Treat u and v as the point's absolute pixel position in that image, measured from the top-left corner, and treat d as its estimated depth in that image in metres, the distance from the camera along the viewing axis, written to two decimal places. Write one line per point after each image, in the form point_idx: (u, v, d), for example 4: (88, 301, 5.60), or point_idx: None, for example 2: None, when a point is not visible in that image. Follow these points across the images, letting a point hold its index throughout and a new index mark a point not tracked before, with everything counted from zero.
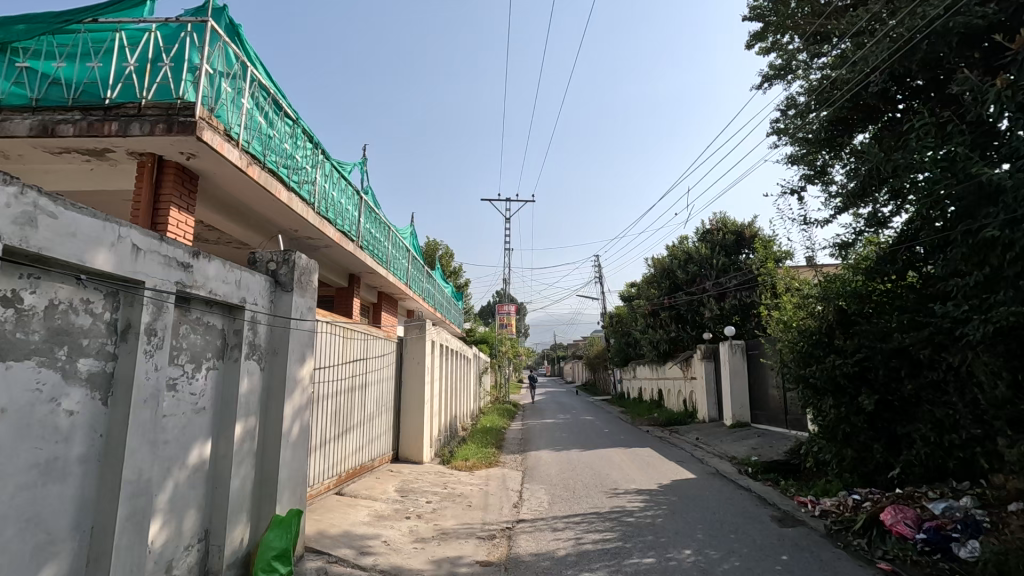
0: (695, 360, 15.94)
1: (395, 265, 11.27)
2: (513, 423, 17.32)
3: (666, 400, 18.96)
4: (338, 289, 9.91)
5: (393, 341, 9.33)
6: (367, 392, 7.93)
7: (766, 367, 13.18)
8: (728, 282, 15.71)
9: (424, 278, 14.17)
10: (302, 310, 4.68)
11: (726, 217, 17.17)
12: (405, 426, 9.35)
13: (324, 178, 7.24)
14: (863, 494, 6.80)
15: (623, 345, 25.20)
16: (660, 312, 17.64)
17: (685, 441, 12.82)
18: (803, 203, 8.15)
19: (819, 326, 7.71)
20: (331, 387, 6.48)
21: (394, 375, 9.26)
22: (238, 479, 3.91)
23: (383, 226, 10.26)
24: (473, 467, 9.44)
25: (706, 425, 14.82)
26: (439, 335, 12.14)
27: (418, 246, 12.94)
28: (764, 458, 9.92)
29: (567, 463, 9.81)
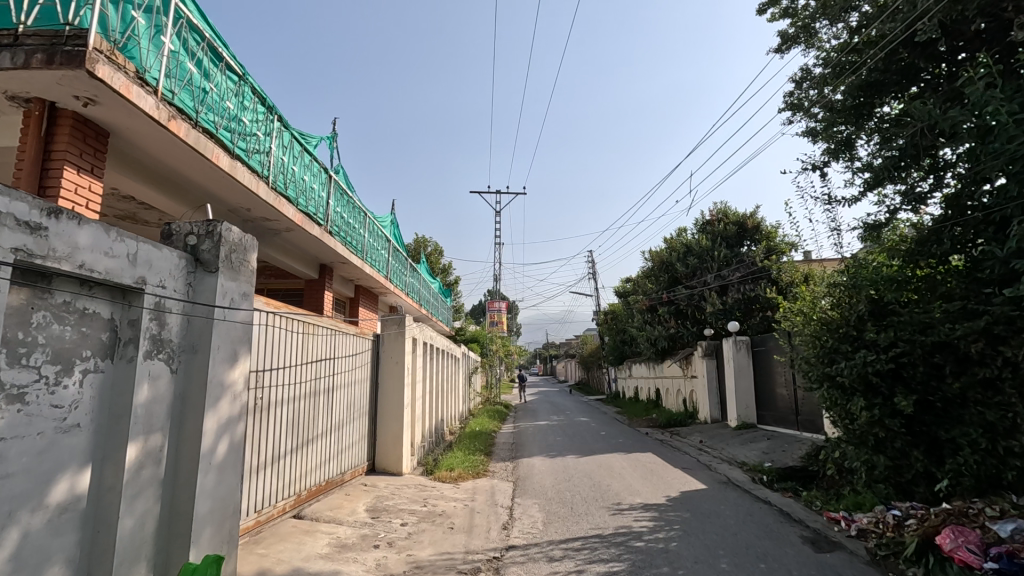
0: (696, 358, 15.10)
1: (374, 256, 10.31)
2: (504, 426, 16.37)
3: (665, 400, 18.12)
4: (307, 281, 8.92)
5: (367, 339, 8.37)
6: (334, 396, 6.95)
7: (774, 365, 12.33)
8: (731, 275, 14.86)
9: (407, 272, 13.20)
10: (233, 296, 3.71)
11: (726, 207, 16.36)
12: (382, 434, 8.37)
13: (282, 150, 6.26)
14: (903, 509, 5.92)
15: (619, 343, 24.34)
16: (658, 307, 16.78)
17: (689, 445, 11.93)
18: (825, 180, 7.29)
19: (846, 317, 6.86)
20: (286, 392, 5.49)
21: (369, 377, 8.28)
22: (134, 518, 2.95)
23: (359, 212, 9.29)
24: (458, 477, 8.49)
25: (709, 426, 13.97)
26: (422, 332, 11.16)
27: (400, 236, 11.98)
28: (778, 465, 9.05)
29: (564, 472, 8.89)
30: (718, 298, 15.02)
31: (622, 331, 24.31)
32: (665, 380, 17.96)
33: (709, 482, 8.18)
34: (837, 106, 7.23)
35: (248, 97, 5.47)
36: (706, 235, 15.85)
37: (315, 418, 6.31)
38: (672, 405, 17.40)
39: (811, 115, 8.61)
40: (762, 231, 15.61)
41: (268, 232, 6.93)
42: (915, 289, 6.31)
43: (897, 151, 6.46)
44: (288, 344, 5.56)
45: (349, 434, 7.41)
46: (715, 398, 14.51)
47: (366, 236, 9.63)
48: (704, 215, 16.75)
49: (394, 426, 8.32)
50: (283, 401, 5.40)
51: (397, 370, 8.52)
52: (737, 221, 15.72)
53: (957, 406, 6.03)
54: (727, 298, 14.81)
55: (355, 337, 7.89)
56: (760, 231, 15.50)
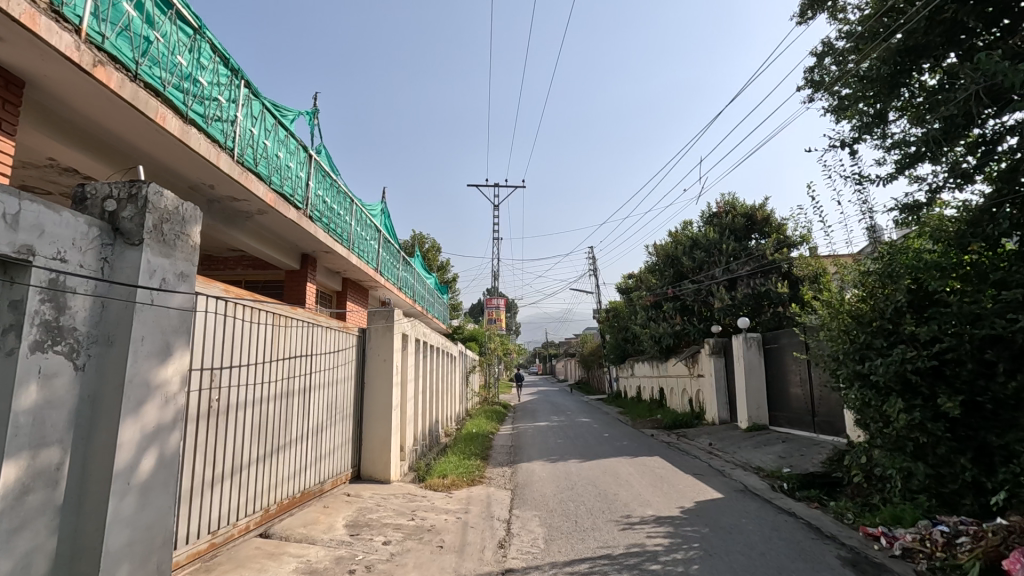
0: (704, 356, 14.44)
1: (362, 247, 9.61)
2: (502, 428, 15.67)
3: (669, 400, 17.46)
4: (287, 273, 8.22)
5: (352, 334, 7.67)
6: (312, 398, 6.25)
7: (789, 363, 11.66)
8: (740, 269, 14.19)
9: (399, 265, 12.51)
10: (165, 276, 3.02)
11: (734, 199, 15.71)
12: (368, 438, 7.68)
13: (251, 120, 5.57)
14: (951, 524, 5.23)
15: (621, 341, 23.66)
16: (663, 303, 16.10)
17: (698, 448, 11.24)
18: (854, 158, 6.62)
19: (880, 309, 6.18)
20: (250, 393, 4.81)
21: (353, 376, 7.59)
22: (15, 559, 2.26)
23: (344, 198, 8.60)
24: (451, 485, 7.81)
25: (718, 427, 13.31)
26: (415, 329, 10.46)
27: (391, 227, 11.29)
28: (799, 471, 8.36)
29: (566, 479, 8.19)
30: (727, 293, 14.32)
31: (624, 329, 23.61)
32: (670, 380, 17.29)
33: (726, 490, 7.48)
34: (868, 77, 6.57)
35: (206, 55, 4.77)
36: (713, 228, 15.18)
37: (289, 421, 5.63)
38: (677, 405, 16.73)
39: (835, 91, 7.92)
40: (772, 224, 14.95)
41: (239, 215, 6.24)
42: (961, 276, 5.65)
43: (939, 123, 5.81)
44: (254, 339, 4.87)
45: (330, 439, 6.73)
46: (723, 398, 13.83)
47: (352, 225, 8.94)
48: (711, 207, 16.10)
49: (381, 429, 7.64)
50: (246, 404, 4.71)
51: (385, 368, 7.83)
52: (745, 213, 15.06)
53: (1010, 408, 5.38)
54: (736, 294, 14.12)
55: (338, 332, 7.20)
56: (770, 224, 14.85)
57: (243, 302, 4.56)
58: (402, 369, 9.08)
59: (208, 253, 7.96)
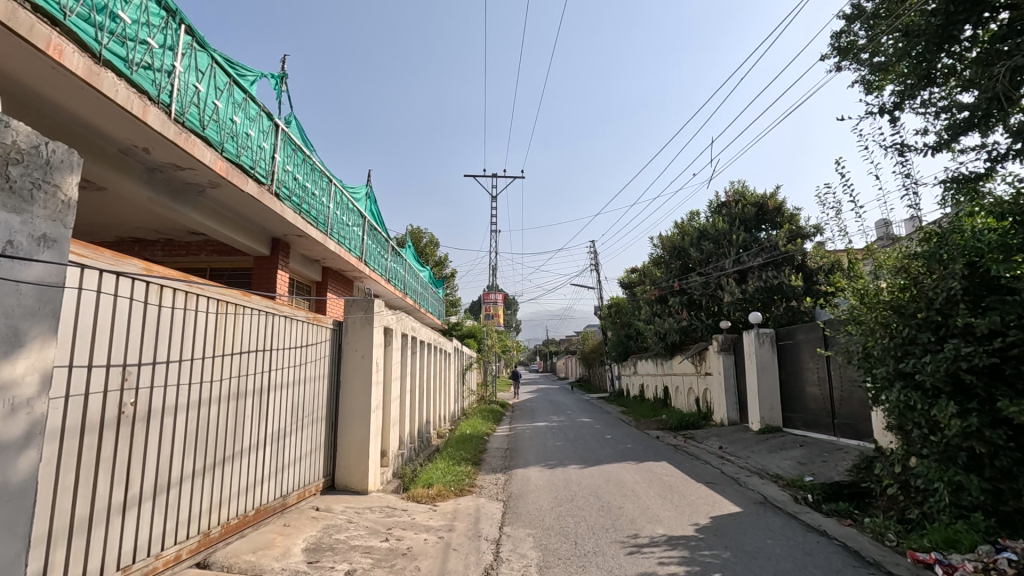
0: (712, 354, 13.64)
1: (344, 234, 8.80)
2: (499, 428, 14.87)
3: (674, 399, 16.65)
4: (256, 259, 7.41)
5: (327, 328, 6.87)
6: (272, 399, 5.47)
7: (806, 362, 10.85)
8: (752, 261, 13.36)
9: (387, 255, 11.70)
10: (13, 238, 2.21)
11: (744, 188, 14.89)
12: (344, 443, 6.89)
13: (196, 73, 4.76)
14: (1019, 550, 4.42)
15: (623, 338, 22.85)
16: (669, 297, 15.25)
17: (707, 452, 10.42)
18: (897, 125, 5.79)
19: (927, 298, 5.37)
20: (181, 396, 4.02)
21: (326, 374, 6.80)
22: None
23: (321, 176, 7.78)
24: (437, 495, 7.01)
25: (727, 429, 12.52)
26: (402, 323, 9.66)
27: (378, 213, 10.48)
28: (822, 479, 7.55)
29: (565, 489, 7.38)
30: (736, 286, 13.43)
31: (626, 326, 22.79)
32: (675, 378, 16.49)
33: (744, 503, 6.67)
34: (915, 31, 5.73)
35: None
36: (722, 217, 14.34)
37: (240, 427, 4.84)
38: (683, 405, 15.91)
39: (870, 55, 7.09)
40: (784, 213, 14.14)
41: (191, 190, 5.45)
42: None
43: (996, 82, 5.02)
44: (188, 330, 4.08)
45: (296, 446, 5.93)
46: (733, 398, 13.06)
47: (331, 208, 8.13)
48: (719, 197, 15.28)
49: (359, 433, 6.85)
50: (176, 409, 3.93)
51: (363, 365, 7.04)
52: (756, 202, 14.24)
53: None
54: (746, 287, 13.27)
55: (309, 325, 6.40)
56: (782, 214, 14.05)
57: (164, 282, 3.77)
58: (385, 367, 8.27)
59: (168, 237, 7.16)
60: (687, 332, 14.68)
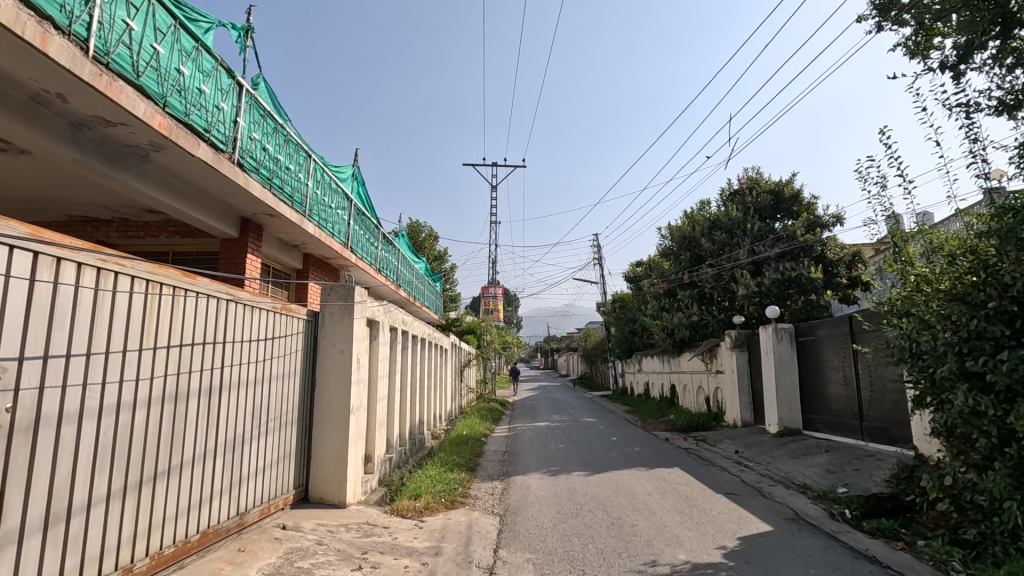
0: (725, 351, 12.83)
1: (325, 216, 7.97)
2: (497, 429, 14.03)
3: (683, 398, 15.82)
4: (222, 242, 6.59)
5: (301, 319, 6.07)
6: (225, 401, 4.67)
7: (831, 360, 10.00)
8: (768, 251, 12.47)
9: (377, 242, 10.87)
10: None
11: (758, 175, 14.02)
12: (319, 449, 6.09)
13: (125, 8, 3.94)
14: None
15: (627, 334, 21.99)
16: (678, 290, 14.37)
17: (722, 457, 9.60)
18: (959, 82, 4.95)
19: (999, 284, 4.55)
20: (86, 399, 3.25)
21: (298, 371, 5.99)
22: None
23: (296, 150, 6.95)
24: (425, 508, 6.21)
25: (741, 431, 11.70)
26: (392, 315, 8.84)
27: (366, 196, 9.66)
28: (858, 492, 6.72)
29: (569, 502, 6.56)
30: (751, 278, 12.54)
31: (630, 322, 21.90)
32: (683, 376, 15.66)
33: (775, 520, 5.85)
34: None
35: None
36: (736, 205, 13.44)
37: (177, 437, 4.05)
38: (692, 405, 15.08)
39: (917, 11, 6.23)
40: (801, 202, 13.30)
41: (132, 155, 4.65)
42: None
43: None
44: (93, 319, 3.29)
45: (257, 456, 5.15)
46: (746, 397, 12.33)
47: (310, 186, 7.31)
48: (731, 185, 14.44)
49: (336, 439, 6.04)
50: (73, 417, 3.14)
51: (341, 361, 6.23)
52: (772, 189, 13.37)
53: None
54: (762, 279, 12.40)
55: (278, 315, 5.60)
56: (798, 202, 13.21)
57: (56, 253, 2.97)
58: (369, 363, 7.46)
59: (124, 216, 6.37)
60: (697, 327, 13.79)
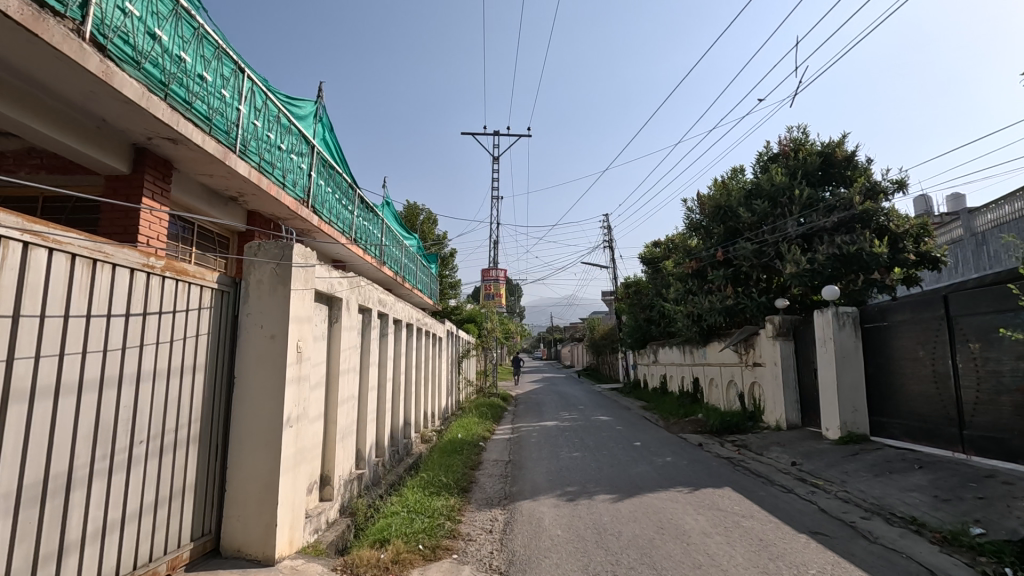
0: (767, 341, 11.04)
1: (270, 158, 6.00)
2: (498, 429, 12.12)
3: (711, 395, 13.96)
4: (107, 181, 4.63)
5: (213, 288, 4.13)
6: (37, 418, 2.72)
7: (914, 351, 8.04)
8: (823, 221, 10.43)
9: (352, 206, 8.90)
10: None
11: (804, 135, 11.96)
12: (236, 477, 4.19)
13: None
14: None
15: (643, 322, 19.99)
16: (708, 270, 12.35)
17: (778, 471, 7.70)
18: None
19: None
20: None
21: (207, 363, 4.06)
22: None
23: (219, 55, 4.99)
24: (394, 561, 4.31)
25: (789, 435, 9.82)
26: (365, 293, 6.90)
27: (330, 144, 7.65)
28: (1003, 534, 4.78)
29: (598, 549, 4.66)
30: (801, 254, 10.53)
31: (647, 309, 19.86)
32: (713, 370, 13.79)
33: None
34: None
35: None
36: (780, 168, 11.39)
37: None
38: (723, 402, 13.23)
39: None
40: (856, 165, 11.28)
41: None
42: None
43: None
44: None
45: (117, 502, 3.21)
46: (792, 394, 10.53)
47: (242, 110, 5.33)
48: (770, 148, 12.43)
49: (261, 461, 4.16)
50: None
51: (270, 347, 4.31)
52: (822, 149, 11.36)
53: None
54: (814, 255, 10.39)
55: (171, 280, 3.67)
56: (853, 166, 11.20)
57: None
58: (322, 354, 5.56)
59: None
60: (732, 312, 11.81)
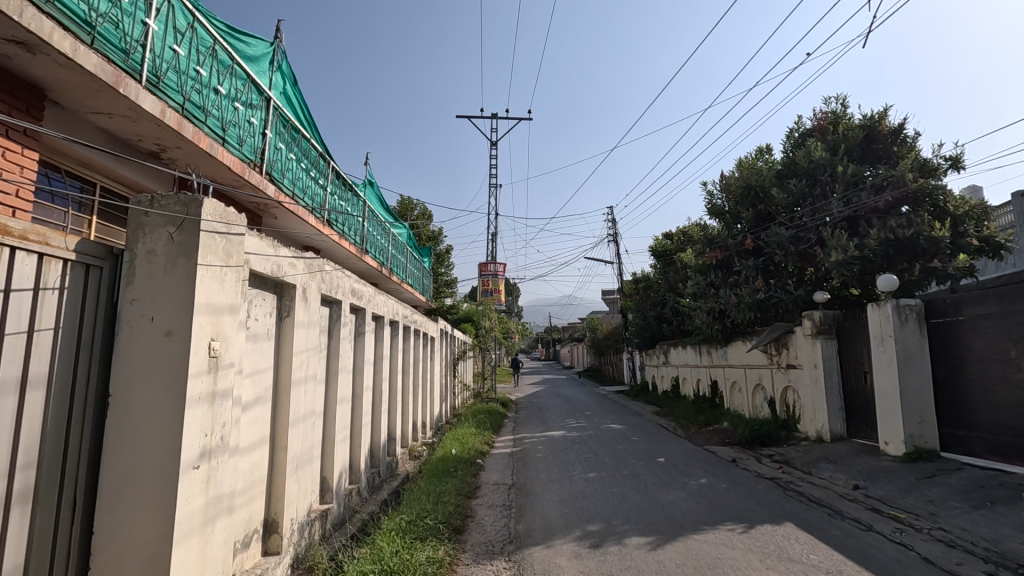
0: (805, 340, 9.66)
1: (199, 100, 4.55)
2: (498, 441, 10.71)
3: (734, 400, 12.59)
4: None
5: (70, 259, 2.69)
6: None
7: (1002, 351, 6.66)
8: (872, 201, 9.05)
9: (324, 180, 7.46)
10: None
11: (843, 107, 10.56)
12: (107, 549, 2.76)
13: None
14: None
15: (653, 320, 18.61)
16: (735, 259, 10.96)
17: (841, 499, 6.30)
18: None
19: None
20: None
21: (57, 377, 2.62)
22: None
23: None
24: None
25: (838, 449, 8.45)
26: (333, 278, 5.47)
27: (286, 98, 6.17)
28: None
29: None
30: (847, 239, 9.15)
31: (657, 305, 18.48)
32: (736, 372, 12.42)
33: None
34: None
35: None
36: (819, 143, 10.00)
37: None
38: (749, 408, 11.84)
39: None
40: (903, 139, 9.90)
41: None
42: None
43: None
44: None
45: None
46: (836, 401, 9.14)
47: (149, 24, 3.88)
48: (802, 123, 11.03)
49: (146, 524, 2.74)
50: None
51: (164, 350, 2.89)
52: (865, 121, 9.96)
53: None
54: (862, 239, 9.02)
55: None
56: (901, 139, 9.83)
57: None
58: (260, 357, 4.13)
59: None
60: (763, 307, 10.43)
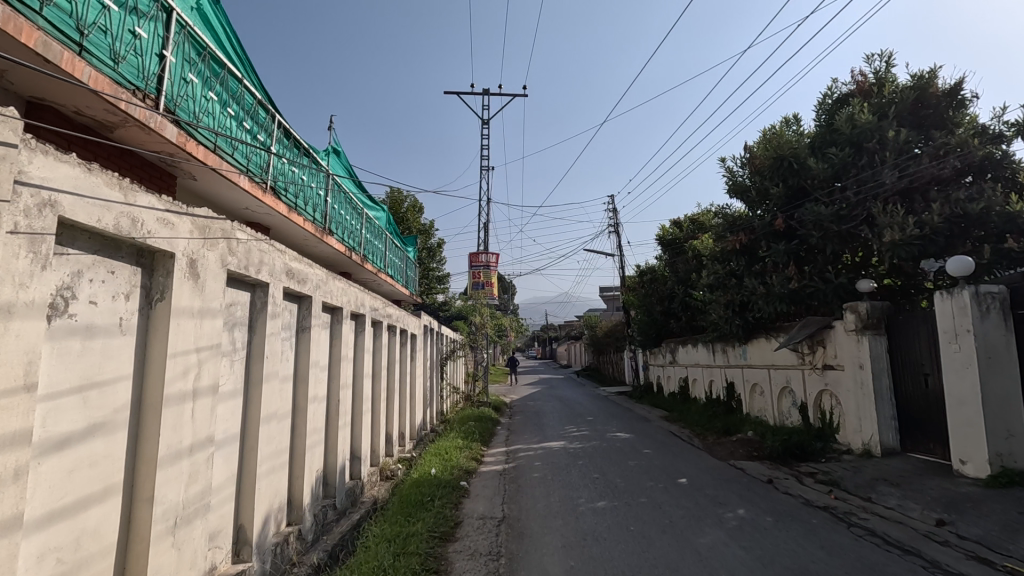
0: (848, 336, 8.21)
1: None
2: (489, 455, 9.23)
3: (756, 405, 11.13)
4: None
5: None
6: None
7: None
8: (931, 170, 7.61)
9: (264, 136, 5.94)
10: None
11: (887, 66, 9.10)
12: None
13: None
14: None
15: (659, 316, 17.14)
16: (761, 244, 9.52)
17: (928, 541, 4.85)
18: None
19: None
20: None
21: None
22: None
23: None
24: None
25: (896, 467, 7.00)
26: (253, 251, 3.99)
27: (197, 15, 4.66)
28: None
29: None
30: (901, 215, 7.70)
31: (664, 300, 17.02)
32: (759, 373, 10.97)
33: None
34: None
35: None
36: (862, 105, 8.55)
37: None
38: (773, 414, 10.41)
39: None
40: (962, 100, 8.44)
41: None
42: None
43: None
44: None
45: None
46: (887, 409, 7.70)
47: None
48: (837, 87, 9.58)
49: None
50: None
51: None
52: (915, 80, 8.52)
53: None
54: (920, 216, 7.58)
55: None
56: (960, 100, 8.37)
57: None
58: (95, 362, 2.61)
59: None
60: (795, 298, 8.99)
